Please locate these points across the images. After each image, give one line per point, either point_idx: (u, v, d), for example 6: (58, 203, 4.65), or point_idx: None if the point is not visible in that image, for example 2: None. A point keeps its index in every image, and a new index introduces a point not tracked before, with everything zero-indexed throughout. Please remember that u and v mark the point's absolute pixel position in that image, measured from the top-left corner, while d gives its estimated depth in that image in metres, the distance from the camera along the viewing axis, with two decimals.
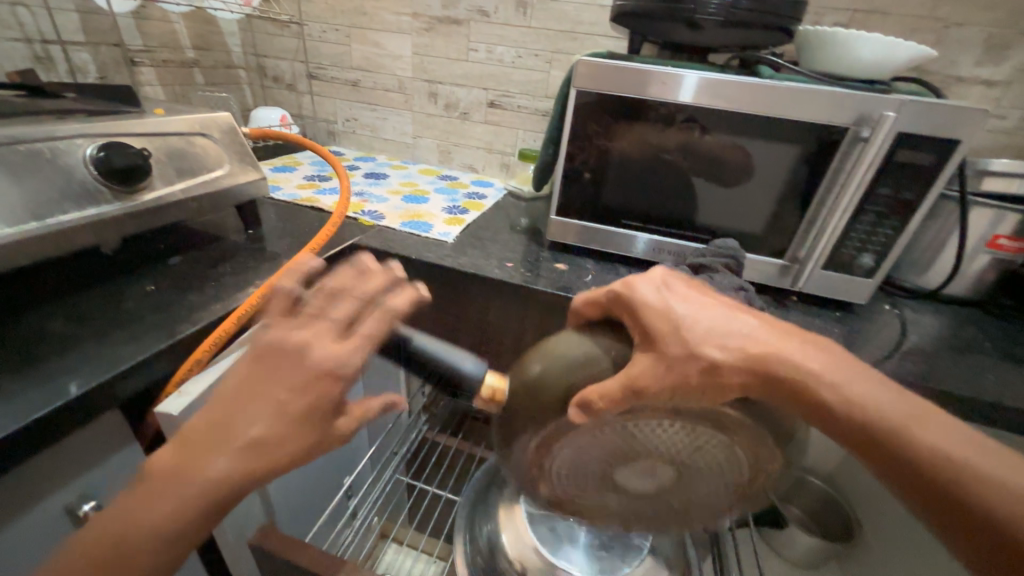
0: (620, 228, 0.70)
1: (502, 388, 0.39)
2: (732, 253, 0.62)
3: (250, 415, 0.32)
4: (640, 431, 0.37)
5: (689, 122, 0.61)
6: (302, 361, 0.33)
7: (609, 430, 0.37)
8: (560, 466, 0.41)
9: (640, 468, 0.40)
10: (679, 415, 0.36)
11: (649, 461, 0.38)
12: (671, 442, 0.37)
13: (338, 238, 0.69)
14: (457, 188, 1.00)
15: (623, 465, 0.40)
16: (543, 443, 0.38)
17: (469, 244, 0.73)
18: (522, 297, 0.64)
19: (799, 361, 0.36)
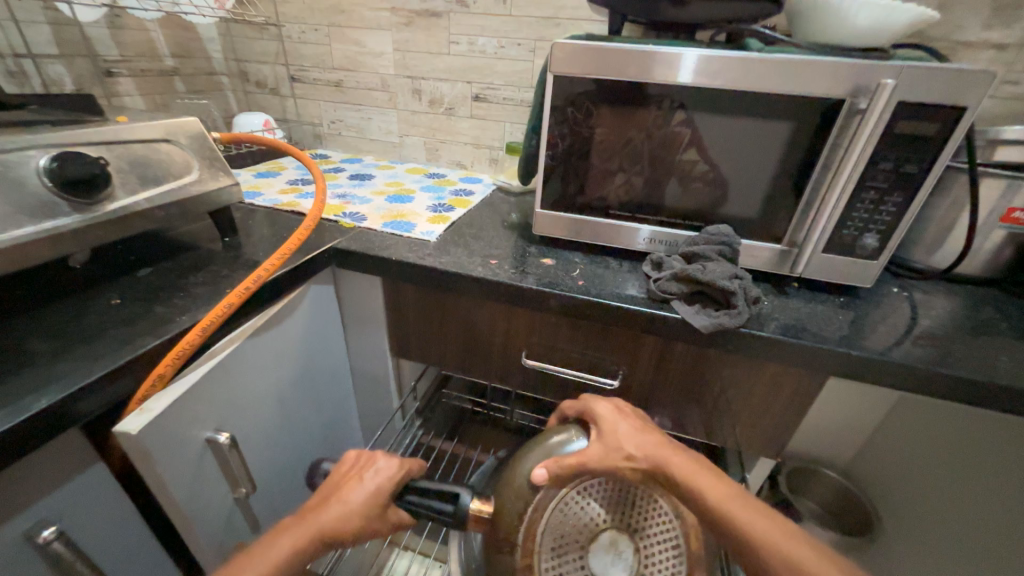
0: (609, 218, 0.67)
1: (484, 511, 0.47)
2: (725, 238, 0.59)
3: (317, 520, 0.43)
4: (584, 499, 0.47)
5: (681, 127, 0.60)
6: (356, 486, 0.47)
7: (563, 499, 0.47)
8: (543, 560, 0.46)
9: (606, 547, 0.46)
10: (604, 475, 0.48)
11: (607, 533, 0.47)
12: (609, 505, 0.48)
13: (317, 241, 0.67)
14: (445, 186, 0.97)
15: (594, 546, 0.46)
16: (523, 544, 0.46)
17: (452, 242, 0.71)
18: (506, 295, 0.62)
19: (696, 475, 0.43)
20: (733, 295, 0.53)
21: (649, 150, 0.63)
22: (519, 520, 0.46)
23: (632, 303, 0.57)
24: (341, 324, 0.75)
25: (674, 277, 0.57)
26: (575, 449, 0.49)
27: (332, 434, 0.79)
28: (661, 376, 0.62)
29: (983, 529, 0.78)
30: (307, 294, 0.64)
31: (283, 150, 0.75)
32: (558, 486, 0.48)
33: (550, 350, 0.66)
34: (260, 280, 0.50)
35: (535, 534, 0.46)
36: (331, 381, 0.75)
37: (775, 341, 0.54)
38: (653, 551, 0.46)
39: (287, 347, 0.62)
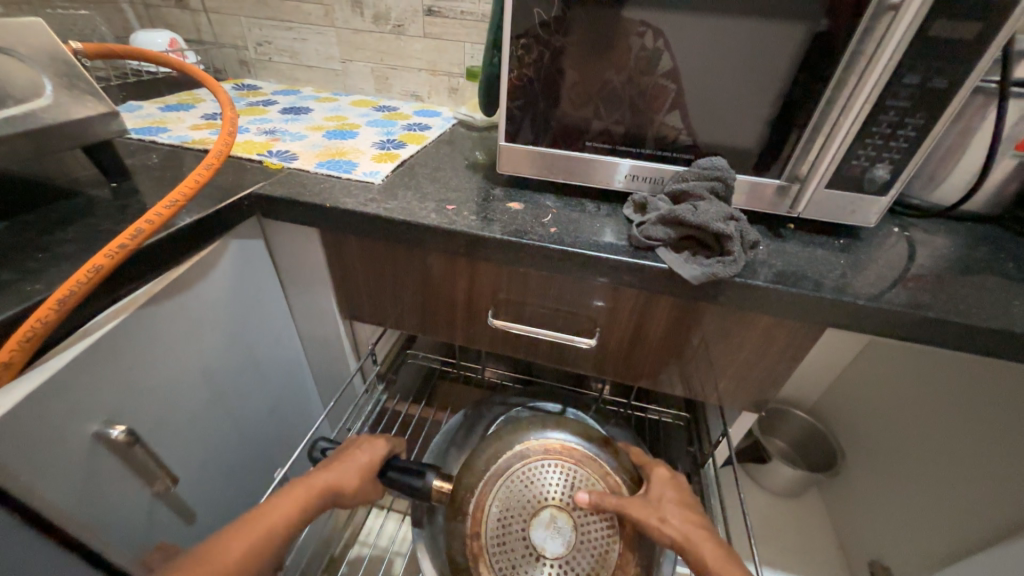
0: (585, 153, 0.57)
1: (445, 487, 0.50)
2: (719, 173, 0.51)
3: (316, 483, 0.44)
4: (530, 474, 0.50)
5: (665, 79, 0.51)
6: (350, 456, 0.49)
7: (513, 475, 0.50)
8: (488, 529, 0.48)
9: (549, 523, 0.47)
10: (554, 456, 0.51)
11: (551, 509, 0.48)
12: (558, 485, 0.49)
13: (232, 186, 0.55)
14: (396, 120, 0.84)
15: (535, 522, 0.47)
16: (472, 514, 0.48)
17: (401, 185, 0.60)
18: (466, 246, 0.53)
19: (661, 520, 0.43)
20: (728, 240, 0.46)
21: (629, 97, 0.53)
22: (469, 493, 0.49)
23: (611, 252, 0.49)
24: (281, 283, 0.65)
25: (661, 220, 0.49)
26: (527, 436, 0.53)
27: (281, 405, 0.71)
28: (643, 332, 0.56)
29: (940, 464, 0.80)
30: (225, 251, 0.53)
31: (188, 74, 0.59)
32: (508, 463, 0.51)
33: (519, 307, 0.58)
34: (143, 235, 0.39)
35: (484, 507, 0.49)
36: (274, 349, 0.66)
37: (770, 290, 0.47)
38: (594, 533, 0.47)
39: (204, 315, 0.52)
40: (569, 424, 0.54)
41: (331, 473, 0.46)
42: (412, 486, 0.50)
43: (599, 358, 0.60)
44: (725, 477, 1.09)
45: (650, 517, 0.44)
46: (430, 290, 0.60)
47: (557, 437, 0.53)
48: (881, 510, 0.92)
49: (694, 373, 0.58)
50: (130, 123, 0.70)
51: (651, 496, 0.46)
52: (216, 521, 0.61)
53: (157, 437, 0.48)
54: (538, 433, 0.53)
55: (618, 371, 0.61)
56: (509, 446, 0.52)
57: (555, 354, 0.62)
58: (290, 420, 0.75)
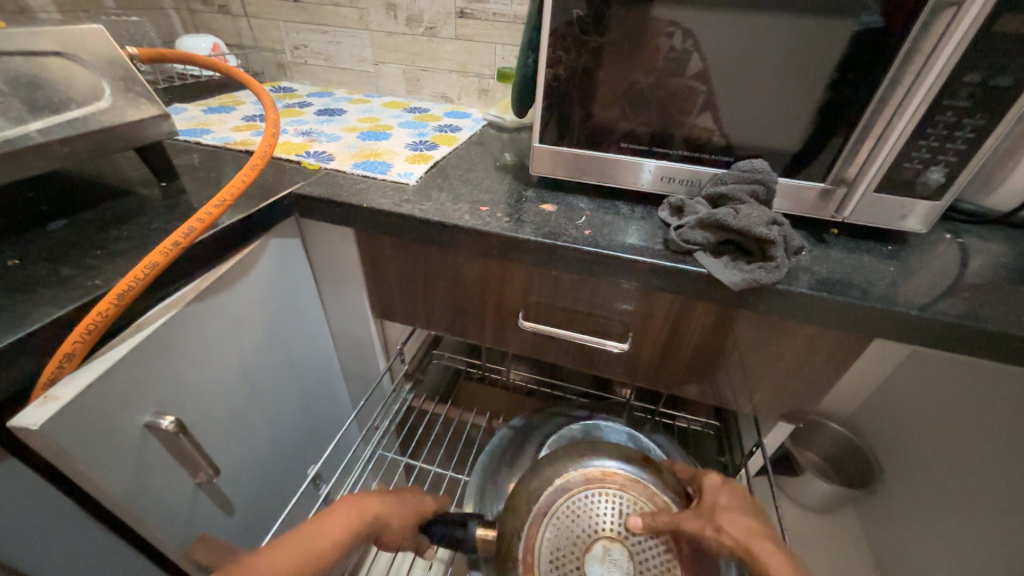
0: (619, 154, 0.56)
1: (490, 530, 0.49)
2: (760, 176, 0.49)
3: (368, 508, 0.45)
4: (576, 506, 0.48)
5: (696, 81, 0.50)
6: (399, 497, 0.50)
7: (557, 513, 0.48)
8: (542, 570, 0.45)
9: (603, 556, 0.45)
10: (595, 485, 0.50)
11: (604, 541, 0.46)
12: (605, 514, 0.48)
13: (272, 186, 0.56)
14: (427, 121, 0.84)
15: (590, 556, 0.45)
16: (523, 560, 0.45)
17: (434, 186, 0.60)
18: (499, 248, 0.53)
19: (719, 529, 0.43)
20: (771, 245, 0.45)
21: (657, 100, 0.53)
22: (516, 538, 0.46)
23: (646, 256, 0.49)
24: (315, 281, 0.67)
25: (699, 224, 0.48)
26: (563, 467, 0.51)
27: (314, 400, 0.73)
28: (676, 338, 0.55)
29: (984, 483, 0.76)
30: (265, 250, 0.55)
31: (231, 77, 0.61)
32: (550, 498, 0.49)
33: (550, 310, 0.58)
34: (194, 232, 0.41)
35: (533, 549, 0.46)
36: (308, 346, 0.68)
37: (814, 298, 0.46)
38: (653, 559, 0.45)
39: (245, 312, 0.53)
40: (605, 448, 0.53)
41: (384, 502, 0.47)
42: (454, 536, 0.50)
43: (630, 363, 0.59)
44: (753, 488, 1.06)
45: (706, 528, 0.43)
46: (462, 291, 0.60)
47: (595, 465, 0.51)
48: (924, 530, 0.87)
49: (729, 381, 0.57)
50: (177, 125, 0.73)
51: (706, 507, 0.45)
52: (252, 512, 0.63)
53: (200, 429, 0.50)
54: (574, 464, 0.52)
55: (650, 377, 0.60)
56: (548, 480, 0.50)
57: (585, 358, 0.62)
58: (321, 415, 0.76)
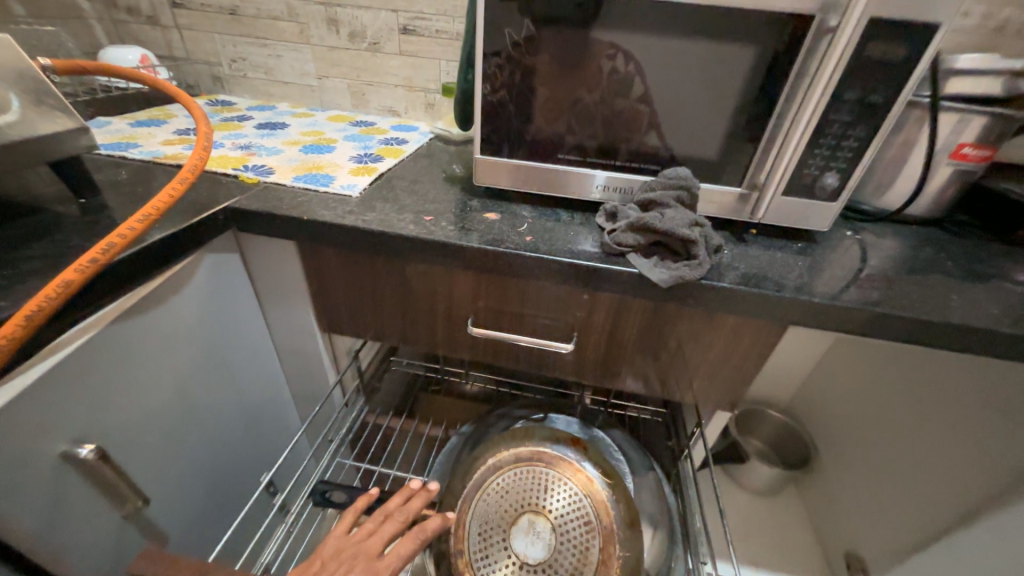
0: (559, 164, 0.59)
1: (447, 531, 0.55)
2: (683, 183, 0.54)
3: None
4: (505, 483, 0.57)
5: (639, 101, 0.55)
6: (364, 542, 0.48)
7: (488, 489, 0.57)
8: (471, 545, 0.54)
9: (528, 529, 0.53)
10: (523, 462, 0.59)
11: (529, 515, 0.54)
12: (531, 490, 0.56)
13: (205, 201, 0.55)
14: (373, 134, 0.85)
15: (516, 529, 0.54)
16: (455, 532, 0.54)
17: (379, 197, 0.60)
18: (444, 257, 0.54)
19: None
20: (693, 244, 0.48)
21: (601, 116, 0.56)
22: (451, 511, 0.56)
23: (584, 259, 0.51)
24: (257, 297, 0.65)
25: (630, 227, 0.51)
26: (498, 450, 0.61)
27: (259, 422, 0.70)
28: (618, 336, 0.58)
29: (900, 448, 0.85)
30: (200, 266, 0.53)
31: (160, 91, 0.58)
32: (483, 476, 0.58)
33: (498, 316, 0.59)
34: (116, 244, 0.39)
35: (464, 523, 0.55)
36: (253, 366, 0.66)
37: (735, 292, 0.50)
38: (571, 534, 0.53)
39: (179, 329, 0.51)
40: (539, 433, 0.62)
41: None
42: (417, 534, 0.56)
43: (578, 364, 0.62)
44: (706, 480, 1.10)
45: None
46: (410, 300, 0.61)
47: (525, 445, 0.61)
48: (855, 504, 0.95)
49: (668, 375, 0.61)
50: (99, 139, 0.69)
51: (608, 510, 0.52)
52: (190, 546, 0.59)
53: (126, 458, 0.47)
54: (508, 445, 0.61)
55: (597, 376, 0.63)
56: (482, 461, 0.60)
57: (535, 362, 0.63)
58: (268, 438, 0.74)
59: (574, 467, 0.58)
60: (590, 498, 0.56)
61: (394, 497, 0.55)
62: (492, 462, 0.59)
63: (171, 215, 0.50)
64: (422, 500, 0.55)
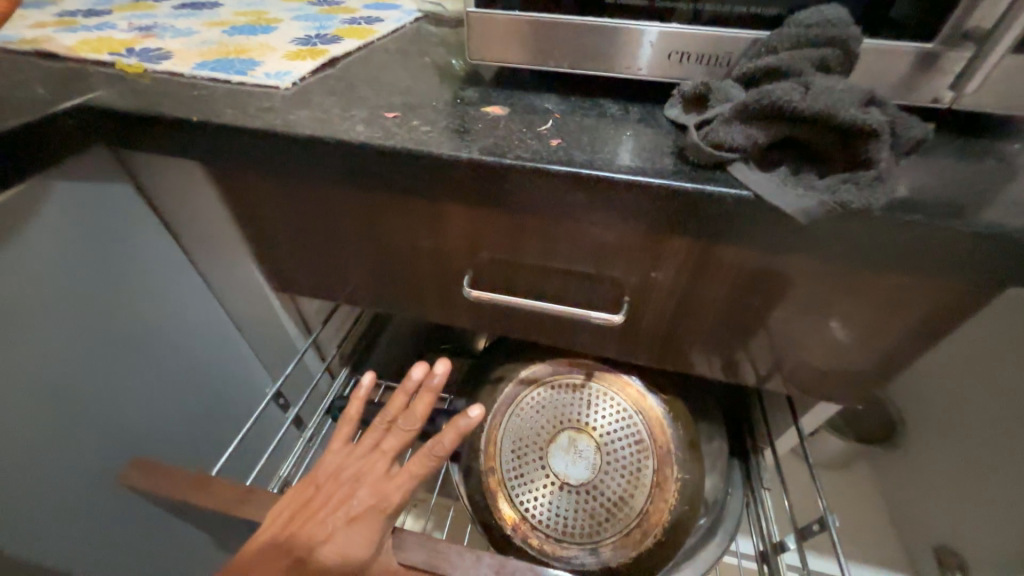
0: (605, 17, 0.35)
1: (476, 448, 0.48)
2: (834, 32, 0.30)
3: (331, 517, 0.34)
4: (541, 397, 0.50)
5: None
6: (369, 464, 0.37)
7: (521, 404, 0.50)
8: (504, 463, 0.48)
9: (569, 448, 0.47)
10: (560, 375, 0.50)
11: (569, 433, 0.47)
12: (571, 406, 0.49)
13: (48, 97, 0.35)
14: (336, 14, 0.61)
15: (554, 448, 0.47)
16: (485, 450, 0.48)
17: (323, 89, 0.39)
18: (415, 176, 0.33)
19: None
20: (864, 144, 0.26)
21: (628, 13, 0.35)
22: (481, 429, 0.49)
23: (651, 174, 0.30)
24: (178, 246, 0.47)
25: (737, 113, 0.28)
26: (531, 361, 0.52)
27: (201, 407, 0.55)
28: (695, 298, 0.37)
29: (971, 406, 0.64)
30: (44, 202, 0.35)
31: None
32: (515, 389, 0.50)
33: (507, 268, 0.39)
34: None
35: (496, 441, 0.49)
36: (174, 338, 0.49)
37: (927, 231, 0.28)
38: (619, 454, 0.47)
39: (12, 300, 0.34)
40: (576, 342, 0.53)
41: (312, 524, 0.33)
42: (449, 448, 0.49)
43: (626, 339, 0.42)
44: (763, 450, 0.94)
45: None
46: (380, 245, 0.41)
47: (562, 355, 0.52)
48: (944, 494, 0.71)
49: (762, 356, 0.40)
50: None
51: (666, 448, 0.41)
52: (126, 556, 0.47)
53: None
54: (542, 356, 0.52)
55: (654, 354, 0.43)
56: (514, 375, 0.51)
57: (563, 333, 0.44)
58: (219, 423, 0.59)
59: (622, 378, 0.49)
60: (640, 413, 0.48)
61: (397, 394, 0.39)
62: (524, 375, 0.51)
63: None
64: (429, 395, 0.37)
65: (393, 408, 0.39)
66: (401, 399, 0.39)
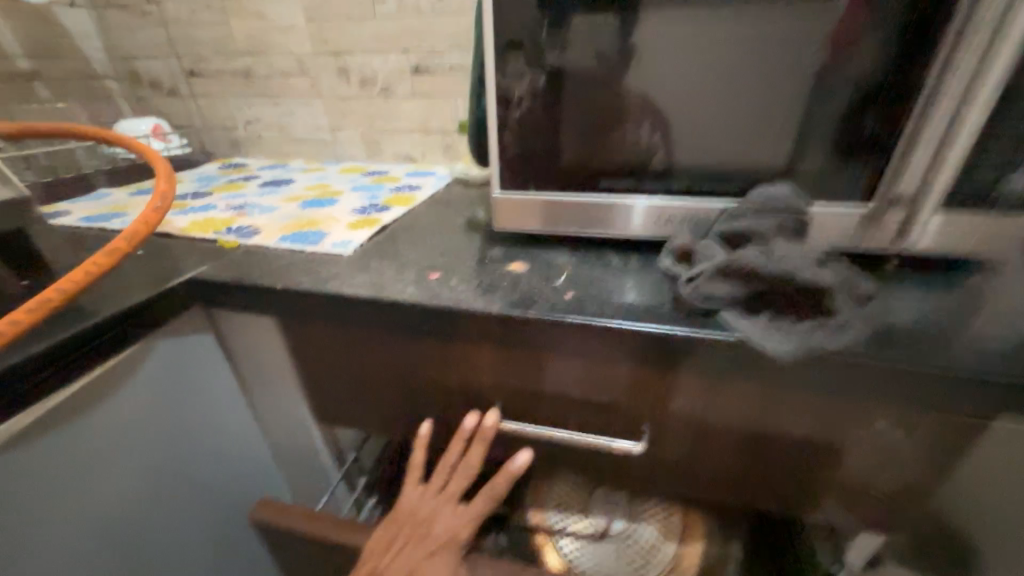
0: (601, 195, 0.45)
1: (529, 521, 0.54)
2: (785, 205, 0.38)
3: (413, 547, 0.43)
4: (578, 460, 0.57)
5: (662, 176, 0.43)
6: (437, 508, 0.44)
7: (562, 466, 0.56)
8: (550, 516, 0.54)
9: (604, 501, 0.53)
10: None
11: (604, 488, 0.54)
12: None
13: (166, 272, 0.45)
14: (384, 183, 0.75)
15: (592, 501, 0.54)
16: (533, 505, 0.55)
17: (377, 253, 0.48)
18: (452, 325, 0.40)
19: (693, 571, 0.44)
20: (828, 295, 0.31)
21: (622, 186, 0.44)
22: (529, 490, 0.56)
23: (654, 323, 0.35)
24: (240, 384, 0.53)
25: (718, 273, 0.34)
26: None
27: (237, 547, 0.54)
28: (710, 427, 0.39)
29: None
30: (146, 357, 0.42)
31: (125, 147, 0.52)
32: None
33: (532, 400, 0.43)
34: (117, 254, 0.37)
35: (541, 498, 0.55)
36: (220, 473, 0.52)
37: (908, 367, 0.31)
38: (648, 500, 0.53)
39: (95, 451, 0.39)
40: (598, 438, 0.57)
41: (398, 559, 0.42)
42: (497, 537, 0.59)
43: (650, 466, 0.44)
44: None
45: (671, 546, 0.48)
46: (416, 381, 0.46)
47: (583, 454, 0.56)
48: None
49: (787, 483, 0.41)
50: (89, 210, 0.64)
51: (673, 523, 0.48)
52: None
53: None
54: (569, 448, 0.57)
55: (679, 482, 0.44)
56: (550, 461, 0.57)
57: (588, 461, 0.46)
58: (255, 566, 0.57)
59: None
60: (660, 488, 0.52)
61: (453, 442, 0.45)
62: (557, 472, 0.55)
63: (119, 291, 0.41)
64: (481, 446, 0.43)
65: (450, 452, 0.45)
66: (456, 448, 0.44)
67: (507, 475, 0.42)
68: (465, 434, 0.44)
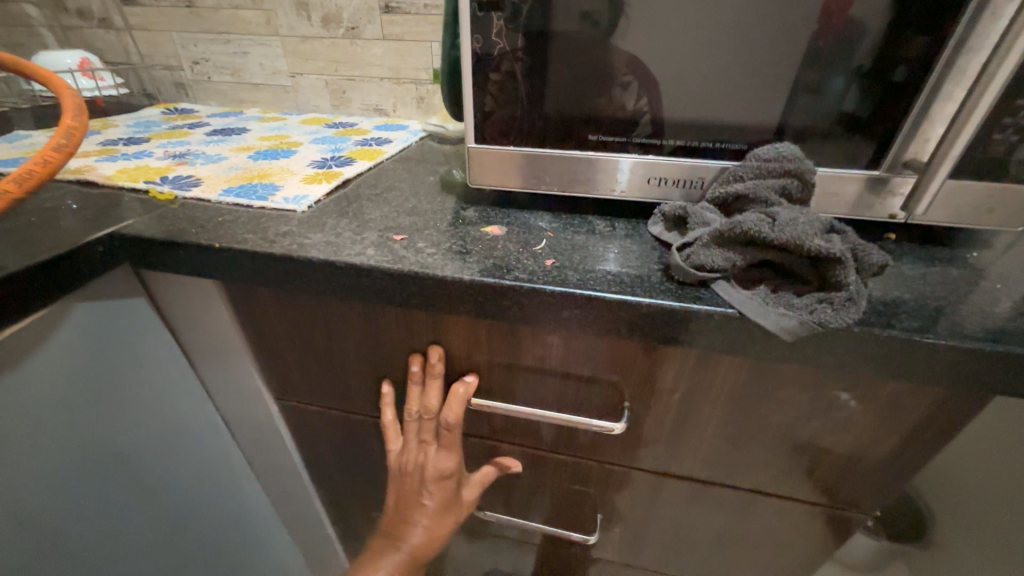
0: (589, 151, 0.40)
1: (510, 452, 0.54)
2: (791, 165, 0.34)
3: (416, 494, 0.44)
4: None
5: (651, 130, 0.39)
6: (422, 457, 0.43)
7: None
8: None
9: None
10: None
11: None
12: None
13: (78, 228, 0.38)
14: (350, 136, 0.68)
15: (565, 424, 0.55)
16: None
17: (337, 211, 0.43)
18: (421, 296, 0.35)
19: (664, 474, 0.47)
20: (836, 265, 0.28)
21: (609, 141, 0.40)
22: None
23: (644, 294, 0.31)
24: (180, 354, 0.48)
25: (715, 239, 0.31)
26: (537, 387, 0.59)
27: (183, 523, 0.52)
28: (695, 404, 0.37)
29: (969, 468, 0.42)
30: (60, 326, 0.36)
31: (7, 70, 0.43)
32: None
33: (508, 375, 0.40)
34: (2, 201, 0.30)
35: None
36: (162, 450, 0.47)
37: (911, 346, 0.29)
38: None
39: (1, 438, 0.33)
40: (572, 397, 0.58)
41: (408, 505, 0.45)
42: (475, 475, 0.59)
43: (629, 442, 0.42)
44: None
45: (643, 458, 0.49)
46: (381, 353, 0.42)
47: None
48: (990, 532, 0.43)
49: (769, 462, 0.39)
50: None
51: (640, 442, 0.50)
52: None
53: None
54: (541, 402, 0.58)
55: (659, 458, 0.42)
56: None
57: (566, 439, 0.44)
58: (201, 540, 0.55)
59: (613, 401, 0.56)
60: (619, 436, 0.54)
61: (410, 388, 0.42)
62: None
63: (18, 247, 0.34)
64: (436, 387, 0.40)
65: (410, 405, 0.42)
66: (416, 396, 0.41)
67: (463, 407, 0.40)
68: (418, 379, 0.41)
